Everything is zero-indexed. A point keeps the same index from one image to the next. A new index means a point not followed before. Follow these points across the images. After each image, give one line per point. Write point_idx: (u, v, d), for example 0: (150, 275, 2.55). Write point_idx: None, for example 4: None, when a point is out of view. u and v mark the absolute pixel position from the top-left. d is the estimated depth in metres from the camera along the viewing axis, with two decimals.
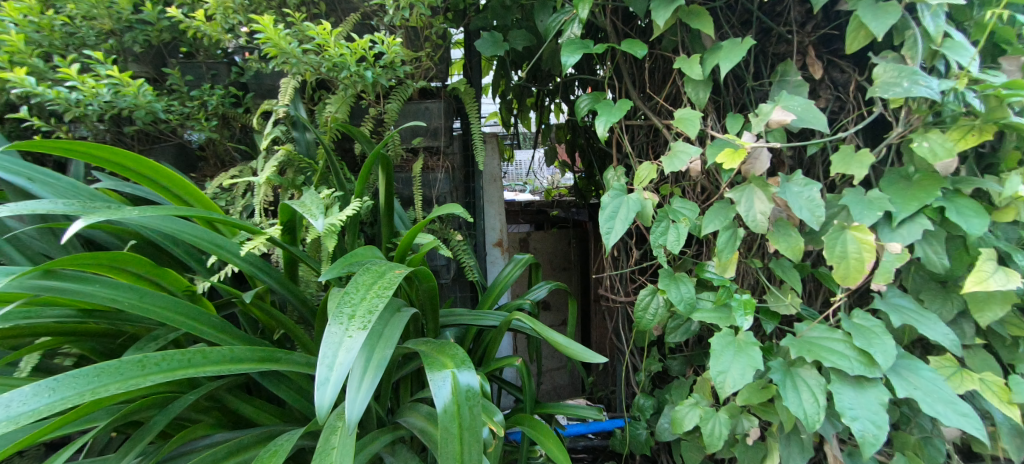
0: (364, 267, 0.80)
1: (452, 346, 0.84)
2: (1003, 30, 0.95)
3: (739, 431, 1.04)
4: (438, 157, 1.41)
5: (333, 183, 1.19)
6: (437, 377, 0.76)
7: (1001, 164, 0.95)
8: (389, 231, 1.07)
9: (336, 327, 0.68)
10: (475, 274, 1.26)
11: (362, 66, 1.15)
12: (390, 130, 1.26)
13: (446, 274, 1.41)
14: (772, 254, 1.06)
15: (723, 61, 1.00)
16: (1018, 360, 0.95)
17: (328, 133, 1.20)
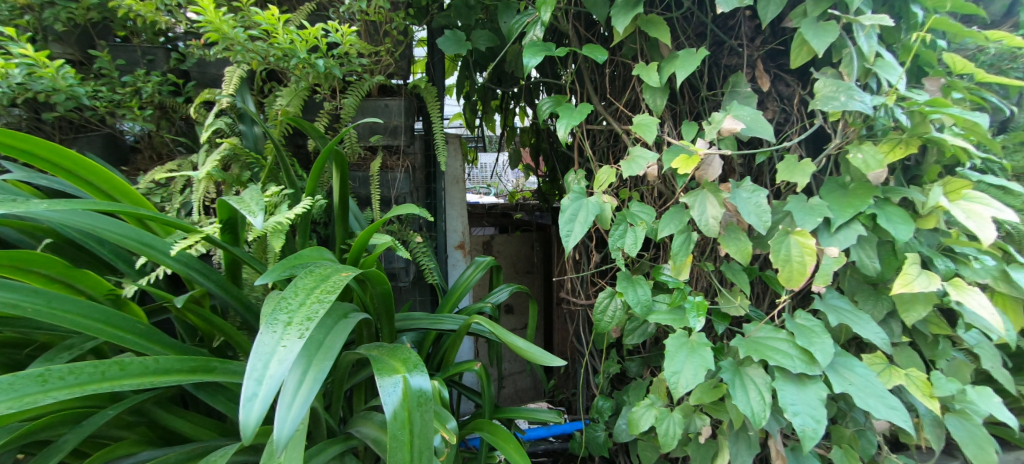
0: (306, 271, 0.79)
1: (404, 350, 0.85)
2: (925, 54, 1.06)
3: (691, 430, 1.08)
4: (400, 158, 1.40)
5: (282, 180, 1.17)
6: (387, 383, 0.76)
7: (923, 176, 1.05)
8: (346, 234, 1.06)
9: (269, 336, 0.68)
10: (435, 277, 1.27)
11: (313, 54, 1.14)
12: (347, 126, 1.25)
13: (405, 276, 1.39)
14: (723, 257, 1.11)
15: (679, 70, 1.04)
16: (938, 356, 1.04)
17: (278, 127, 1.18)
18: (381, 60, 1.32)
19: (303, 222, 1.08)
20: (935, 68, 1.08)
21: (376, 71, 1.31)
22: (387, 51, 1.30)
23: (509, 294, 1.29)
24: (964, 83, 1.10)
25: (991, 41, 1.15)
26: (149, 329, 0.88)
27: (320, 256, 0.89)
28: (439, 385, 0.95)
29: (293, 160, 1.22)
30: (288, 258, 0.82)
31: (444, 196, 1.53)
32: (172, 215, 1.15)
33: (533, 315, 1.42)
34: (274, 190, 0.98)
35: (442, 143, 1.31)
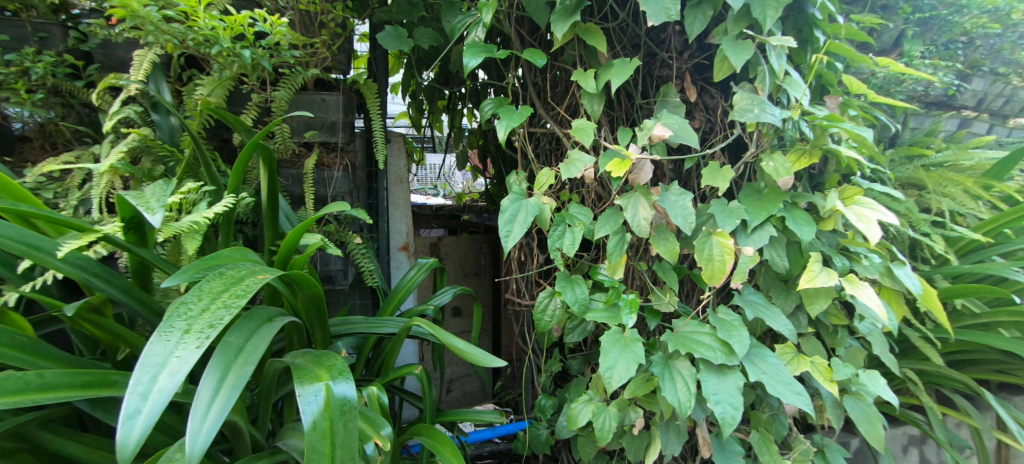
0: (215, 273, 0.75)
1: (330, 357, 0.82)
2: (827, 75, 1.19)
3: (626, 422, 1.14)
4: (338, 156, 1.36)
5: (201, 175, 1.10)
6: (307, 392, 0.74)
7: (825, 184, 1.17)
8: (274, 235, 1.01)
9: (162, 346, 0.66)
10: (374, 279, 1.25)
11: (238, 43, 1.09)
12: (278, 120, 1.19)
13: (343, 279, 1.36)
14: (655, 257, 1.17)
15: (614, 78, 1.09)
16: (837, 344, 1.17)
17: (196, 119, 1.11)
18: (317, 52, 1.27)
19: (225, 221, 1.01)
20: (836, 87, 1.20)
21: (311, 64, 1.26)
22: (323, 43, 1.26)
23: (453, 296, 1.28)
24: (858, 102, 1.25)
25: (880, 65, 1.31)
26: (33, 341, 0.81)
27: (242, 257, 0.84)
28: (377, 390, 0.94)
29: (215, 155, 1.14)
30: (205, 259, 0.78)
31: (387, 196, 1.49)
32: (68, 213, 1.04)
33: (478, 316, 1.43)
34: (191, 187, 0.94)
35: (382, 141, 1.29)
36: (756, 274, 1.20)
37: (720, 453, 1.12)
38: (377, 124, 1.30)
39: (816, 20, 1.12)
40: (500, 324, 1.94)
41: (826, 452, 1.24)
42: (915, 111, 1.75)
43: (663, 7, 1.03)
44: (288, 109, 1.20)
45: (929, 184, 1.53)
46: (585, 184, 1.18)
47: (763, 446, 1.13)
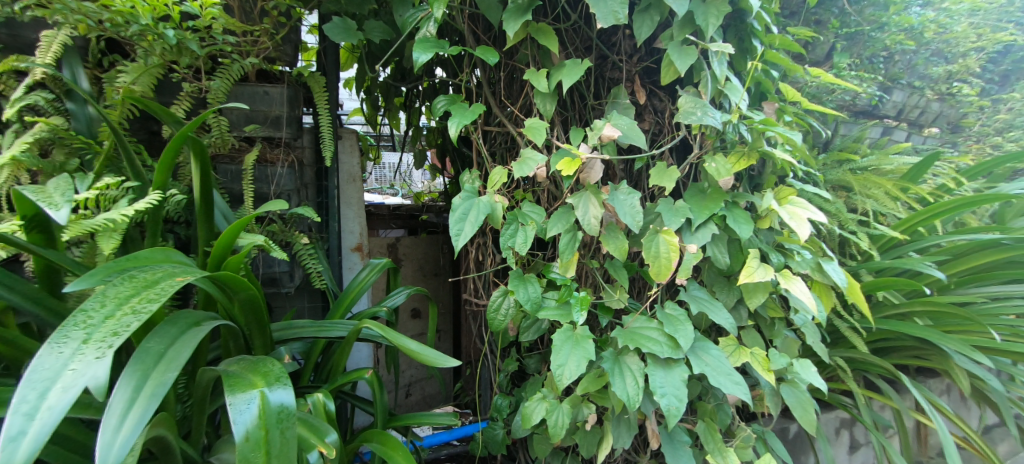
0: (127, 276, 0.71)
1: (266, 363, 0.80)
2: (764, 82, 1.26)
3: (578, 418, 1.16)
4: (282, 152, 1.32)
5: (123, 170, 1.03)
6: (240, 400, 0.72)
7: (763, 184, 1.24)
8: (209, 235, 0.95)
9: (55, 358, 0.62)
10: (323, 281, 1.22)
11: (162, 24, 1.06)
12: (215, 111, 1.14)
13: (288, 281, 1.32)
14: (606, 254, 1.20)
15: (565, 79, 1.11)
16: (774, 336, 1.23)
17: (118, 109, 1.03)
18: (259, 41, 1.23)
19: (151, 218, 0.95)
20: (772, 93, 1.28)
21: (251, 53, 1.22)
22: (265, 32, 1.22)
23: (406, 297, 1.27)
24: (792, 108, 1.33)
25: (811, 75, 1.40)
26: None
27: (165, 258, 0.78)
28: (324, 397, 0.92)
29: (137, 147, 1.08)
30: (118, 260, 0.73)
31: (338, 194, 1.45)
32: None
33: (433, 317, 1.42)
34: (109, 180, 0.89)
35: (330, 138, 1.27)
36: (701, 271, 1.25)
37: (669, 444, 1.16)
38: (325, 119, 1.27)
39: (754, 30, 1.18)
40: (460, 325, 1.93)
41: (765, 439, 1.31)
42: (844, 119, 1.92)
43: (612, 11, 1.06)
44: (225, 99, 1.15)
45: (855, 186, 1.65)
46: (538, 183, 1.19)
47: (709, 436, 1.18)
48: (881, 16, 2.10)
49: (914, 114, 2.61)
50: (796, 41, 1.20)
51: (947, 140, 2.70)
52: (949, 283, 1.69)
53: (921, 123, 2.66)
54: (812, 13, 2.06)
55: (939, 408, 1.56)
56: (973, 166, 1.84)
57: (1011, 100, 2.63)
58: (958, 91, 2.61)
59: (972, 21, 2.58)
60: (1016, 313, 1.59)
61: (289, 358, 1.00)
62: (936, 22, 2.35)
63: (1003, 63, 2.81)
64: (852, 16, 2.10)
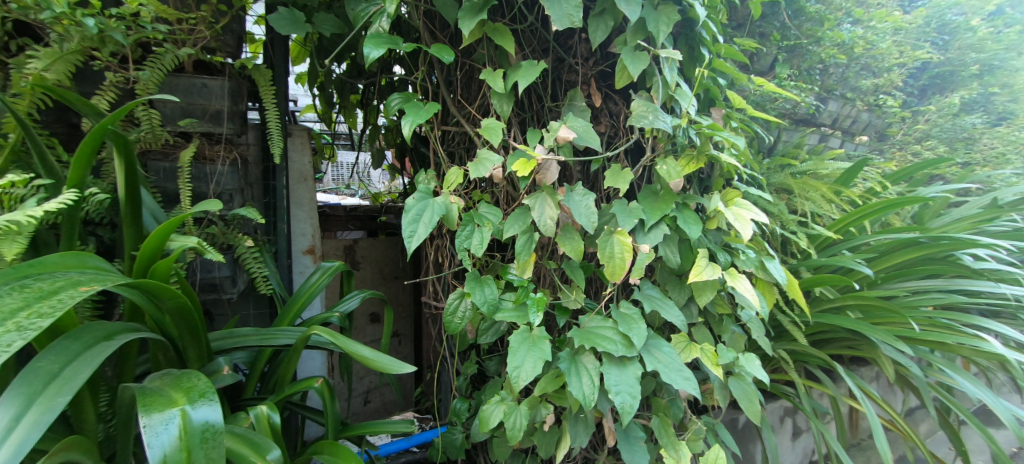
0: (21, 285, 0.66)
1: (191, 376, 0.76)
2: (712, 89, 1.31)
3: (536, 419, 1.16)
4: (223, 149, 1.24)
5: (35, 167, 0.94)
6: (160, 420, 0.68)
7: (712, 186, 1.29)
8: (136, 238, 0.89)
9: None
10: (268, 286, 1.18)
11: (79, 10, 0.98)
12: (144, 102, 1.07)
13: (230, 287, 1.24)
14: (562, 255, 1.21)
15: (521, 80, 1.11)
16: (723, 332, 1.28)
17: (27, 99, 0.95)
18: (195, 29, 1.17)
19: (67, 217, 0.88)
20: (719, 100, 1.33)
21: (186, 42, 1.15)
22: (203, 20, 1.16)
23: (360, 301, 1.23)
24: (738, 114, 1.39)
25: (755, 84, 1.47)
26: None
27: (80, 263, 0.75)
28: (268, 409, 0.88)
29: (51, 140, 0.99)
30: (18, 268, 0.68)
31: (286, 195, 1.39)
32: None
33: (389, 321, 1.38)
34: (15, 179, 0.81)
35: (278, 134, 1.22)
36: (654, 271, 1.28)
37: (625, 441, 1.17)
38: (272, 114, 1.22)
39: (702, 39, 1.22)
40: (421, 329, 1.89)
41: (715, 430, 1.36)
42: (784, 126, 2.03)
43: (567, 14, 1.06)
44: (156, 91, 1.08)
45: (795, 189, 1.74)
46: (496, 183, 1.18)
47: (662, 431, 1.21)
48: (817, 31, 2.23)
49: (847, 123, 2.80)
50: (740, 51, 1.26)
51: (874, 147, 2.95)
52: (877, 278, 1.81)
53: (853, 131, 2.86)
54: (757, 25, 2.16)
55: (869, 394, 1.67)
56: (898, 172, 1.99)
57: (928, 112, 3.10)
58: (884, 102, 2.83)
59: (893, 40, 2.84)
60: (934, 305, 1.73)
61: (229, 368, 0.94)
62: (864, 39, 2.53)
63: (922, 79, 3.33)
64: (792, 30, 2.23)
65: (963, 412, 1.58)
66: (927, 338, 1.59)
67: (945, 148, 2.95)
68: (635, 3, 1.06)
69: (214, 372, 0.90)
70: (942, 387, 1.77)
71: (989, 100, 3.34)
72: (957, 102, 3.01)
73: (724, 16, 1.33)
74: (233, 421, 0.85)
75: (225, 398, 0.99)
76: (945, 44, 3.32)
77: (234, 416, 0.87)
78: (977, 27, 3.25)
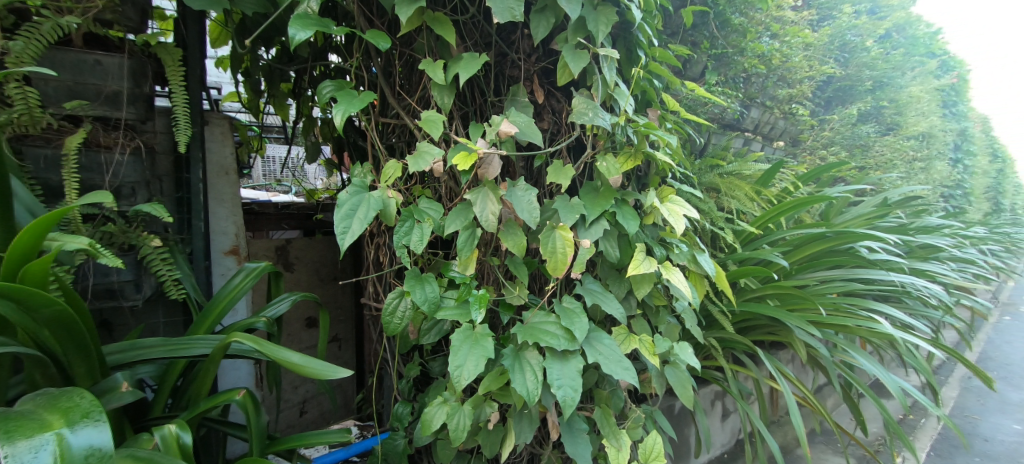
0: None
1: (72, 395, 0.67)
2: (647, 91, 1.34)
3: (480, 419, 1.14)
4: (122, 135, 1.12)
5: None
6: (29, 448, 0.60)
7: (649, 184, 1.32)
8: (6, 238, 0.78)
9: None
10: (178, 291, 1.07)
11: None
12: (18, 78, 0.94)
13: (133, 293, 1.13)
14: (505, 252, 1.19)
15: (462, 71, 1.07)
16: (659, 322, 1.32)
17: None
18: None
19: None
20: (655, 102, 1.37)
21: (72, 11, 1.02)
22: None
23: (291, 305, 1.14)
24: (672, 115, 1.44)
25: (686, 88, 1.54)
26: None
27: None
28: (177, 430, 0.80)
29: None
30: None
31: (203, 189, 1.26)
32: None
33: (324, 326, 1.29)
34: None
35: (184, 120, 1.13)
36: (595, 265, 1.29)
37: (568, 435, 1.17)
38: (178, 98, 1.11)
39: (639, 42, 1.25)
40: (362, 333, 1.81)
41: (653, 417, 1.40)
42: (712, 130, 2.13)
43: (508, 7, 1.04)
44: (33, 65, 0.95)
45: (723, 188, 1.83)
46: (436, 177, 1.14)
47: (604, 421, 1.22)
48: (741, 42, 2.35)
49: (767, 129, 2.99)
50: (673, 55, 1.31)
51: (789, 151, 3.22)
52: (791, 269, 1.95)
53: (772, 136, 3.08)
54: (688, 34, 2.25)
55: (785, 374, 1.78)
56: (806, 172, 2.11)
57: (833, 120, 3.51)
58: (797, 110, 3.06)
59: (804, 54, 3.08)
60: (837, 292, 1.89)
61: (131, 384, 0.84)
62: (782, 51, 2.72)
63: (827, 91, 3.66)
64: (719, 40, 2.32)
65: (861, 386, 1.72)
66: (832, 321, 1.73)
67: (845, 154, 3.41)
68: (575, 2, 1.06)
69: (110, 389, 0.80)
70: (843, 364, 1.93)
71: (880, 112, 3.94)
72: (855, 113, 3.49)
73: (659, 21, 1.37)
74: (135, 444, 0.76)
75: (127, 418, 0.90)
76: (846, 60, 3.69)
77: (136, 439, 0.78)
78: (870, 47, 3.67)
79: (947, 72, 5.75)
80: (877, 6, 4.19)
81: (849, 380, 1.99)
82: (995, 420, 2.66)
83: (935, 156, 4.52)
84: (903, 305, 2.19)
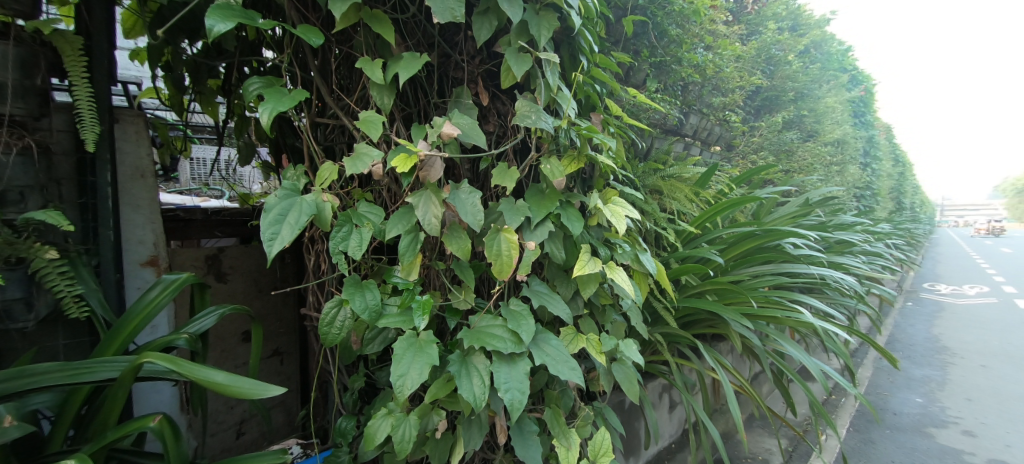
0: None
1: None
2: (590, 95, 1.36)
3: (428, 428, 1.10)
4: (9, 132, 1.00)
5: None
6: None
7: (593, 186, 1.34)
8: None
9: None
10: (77, 311, 0.98)
11: None
12: None
13: (22, 314, 1.01)
14: (451, 255, 1.16)
15: (402, 71, 1.04)
16: (605, 321, 1.34)
17: None
18: None
19: None
20: (598, 107, 1.39)
21: None
22: None
23: (218, 319, 1.05)
24: (614, 120, 1.47)
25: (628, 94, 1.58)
26: None
27: None
28: None
29: None
30: None
31: (113, 194, 1.14)
32: None
33: (259, 342, 1.17)
34: None
35: (90, 116, 1.03)
36: (542, 267, 1.29)
37: (519, 437, 1.16)
38: (80, 92, 1.02)
39: (580, 47, 1.27)
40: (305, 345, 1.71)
41: (602, 414, 1.42)
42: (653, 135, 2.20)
43: (448, 7, 1.02)
44: None
45: (664, 190, 1.89)
46: (376, 179, 1.09)
47: (554, 422, 1.22)
48: (678, 52, 2.45)
49: (705, 134, 3.12)
50: (615, 61, 1.33)
51: (724, 156, 3.39)
52: (726, 266, 2.04)
53: (710, 142, 3.22)
54: (630, 43, 2.30)
55: (723, 365, 1.85)
56: (740, 175, 2.22)
57: (762, 127, 3.73)
58: (729, 118, 3.23)
59: (735, 65, 3.26)
60: (767, 285, 1.99)
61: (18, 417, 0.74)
62: (715, 62, 2.86)
63: (756, 100, 3.89)
64: (659, 49, 2.40)
65: (790, 372, 1.81)
66: (763, 313, 1.82)
67: (772, 159, 3.64)
68: (517, 5, 1.06)
69: None
70: (773, 353, 2.04)
71: (802, 120, 4.24)
72: (780, 121, 3.73)
73: (600, 29, 1.40)
74: None
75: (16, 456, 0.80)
76: (772, 72, 3.90)
77: None
78: (792, 61, 3.95)
79: (857, 85, 6.29)
80: (798, 23, 4.50)
81: (780, 368, 2.09)
82: (902, 395, 2.93)
83: (849, 160, 4.93)
84: (824, 295, 2.35)
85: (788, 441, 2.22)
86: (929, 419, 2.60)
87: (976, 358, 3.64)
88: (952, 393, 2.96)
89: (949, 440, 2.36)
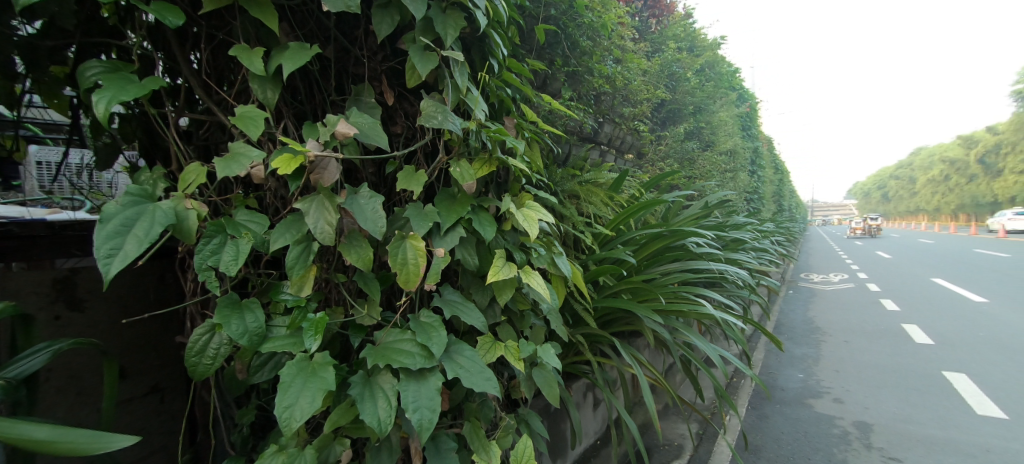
0: None
1: None
2: (502, 98, 1.32)
3: (329, 460, 0.98)
4: None
5: None
6: None
7: (509, 191, 1.29)
8: None
9: None
10: None
11: None
12: None
13: None
14: (352, 267, 1.05)
15: (287, 62, 0.92)
16: (523, 326, 1.30)
17: None
18: None
19: None
20: (510, 111, 1.35)
21: None
22: None
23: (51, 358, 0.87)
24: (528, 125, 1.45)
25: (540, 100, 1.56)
26: None
27: None
28: None
29: None
30: None
31: None
32: None
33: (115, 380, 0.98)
34: None
35: None
36: (456, 275, 1.22)
37: (435, 457, 1.08)
38: None
39: (491, 49, 1.22)
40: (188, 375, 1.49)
41: (524, 421, 1.37)
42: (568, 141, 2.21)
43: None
44: None
45: (581, 195, 1.90)
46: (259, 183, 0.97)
47: (474, 436, 1.15)
48: (589, 63, 2.50)
49: (618, 143, 3.24)
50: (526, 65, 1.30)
51: (633, 163, 3.54)
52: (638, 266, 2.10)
53: (622, 150, 3.34)
54: (543, 52, 2.31)
55: (638, 359, 1.88)
56: (649, 180, 2.31)
57: (666, 137, 3.95)
58: (639, 127, 3.37)
59: (641, 78, 3.41)
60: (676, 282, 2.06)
61: None
62: (624, 74, 2.97)
63: (661, 111, 4.11)
64: (571, 59, 2.43)
65: (696, 361, 1.86)
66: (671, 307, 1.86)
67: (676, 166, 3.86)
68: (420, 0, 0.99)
69: None
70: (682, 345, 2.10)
71: (700, 131, 4.56)
72: (682, 131, 3.97)
73: (511, 32, 1.37)
74: None
75: None
76: (673, 86, 4.15)
77: None
78: (690, 76, 4.23)
79: (745, 101, 6.91)
80: (695, 44, 4.85)
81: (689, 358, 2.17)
82: (788, 372, 3.22)
83: (740, 168, 5.39)
84: (724, 289, 2.50)
85: (698, 426, 2.33)
86: (809, 390, 2.87)
87: (841, 335, 4.12)
88: (825, 367, 3.31)
89: (826, 408, 2.61)
